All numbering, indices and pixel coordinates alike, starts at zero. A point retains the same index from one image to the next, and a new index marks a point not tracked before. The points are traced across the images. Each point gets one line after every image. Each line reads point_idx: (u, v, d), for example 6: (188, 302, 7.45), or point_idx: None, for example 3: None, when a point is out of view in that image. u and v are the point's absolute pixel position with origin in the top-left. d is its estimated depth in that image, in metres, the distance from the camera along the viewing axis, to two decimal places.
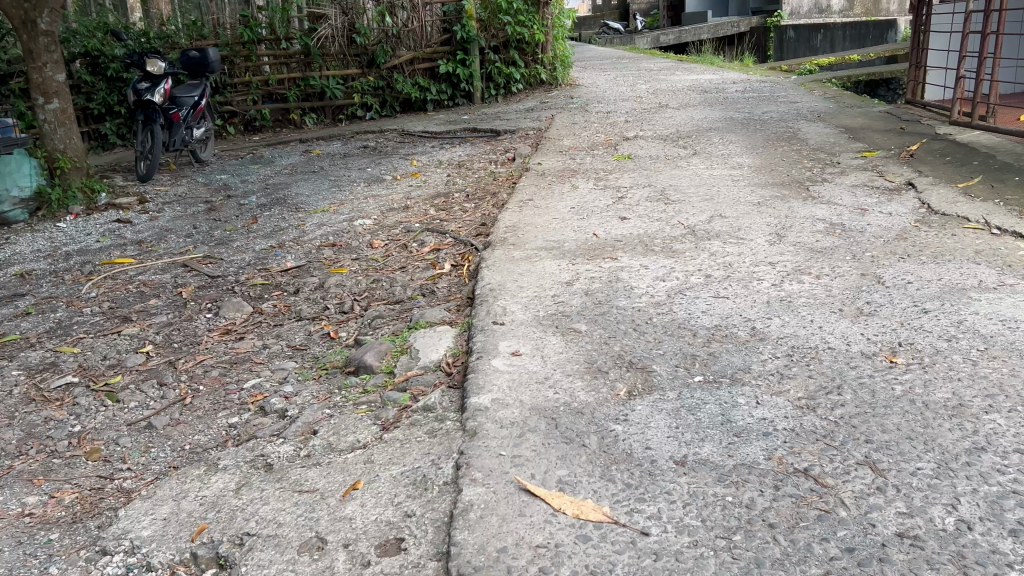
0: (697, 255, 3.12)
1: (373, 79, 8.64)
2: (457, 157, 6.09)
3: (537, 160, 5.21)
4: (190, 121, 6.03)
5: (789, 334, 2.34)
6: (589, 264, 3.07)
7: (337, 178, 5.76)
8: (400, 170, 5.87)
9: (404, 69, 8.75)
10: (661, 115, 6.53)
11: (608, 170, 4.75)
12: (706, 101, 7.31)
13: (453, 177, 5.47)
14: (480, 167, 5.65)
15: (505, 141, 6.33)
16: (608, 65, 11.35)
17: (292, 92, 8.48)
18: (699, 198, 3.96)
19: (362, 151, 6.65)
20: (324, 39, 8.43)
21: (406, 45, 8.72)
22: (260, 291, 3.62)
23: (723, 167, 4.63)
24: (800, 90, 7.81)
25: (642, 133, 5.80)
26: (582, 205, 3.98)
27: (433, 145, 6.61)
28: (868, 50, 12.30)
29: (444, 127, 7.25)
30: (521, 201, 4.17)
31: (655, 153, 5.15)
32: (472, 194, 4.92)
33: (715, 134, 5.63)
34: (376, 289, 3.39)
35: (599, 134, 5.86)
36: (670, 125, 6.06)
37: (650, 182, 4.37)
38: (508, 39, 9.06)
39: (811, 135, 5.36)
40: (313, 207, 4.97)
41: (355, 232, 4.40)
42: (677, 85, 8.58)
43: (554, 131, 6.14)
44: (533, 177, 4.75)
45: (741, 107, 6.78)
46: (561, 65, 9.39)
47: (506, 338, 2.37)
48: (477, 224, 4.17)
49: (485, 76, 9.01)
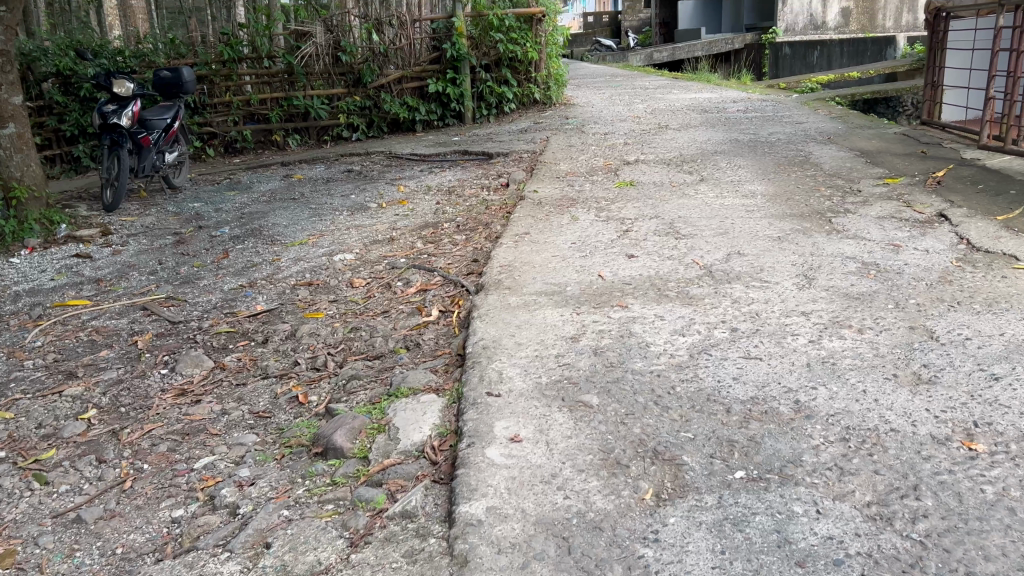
0: (717, 303, 2.75)
1: (359, 99, 8.27)
2: (446, 182, 5.71)
3: (533, 186, 4.85)
4: (161, 145, 5.65)
5: (840, 410, 1.96)
6: (595, 313, 2.69)
7: (318, 206, 5.38)
8: (385, 197, 5.50)
9: (391, 88, 8.38)
10: (661, 137, 6.19)
11: (610, 199, 4.38)
12: (707, 121, 6.96)
13: (442, 205, 5.10)
14: (471, 194, 5.28)
15: (498, 165, 5.96)
16: (601, 83, 11.03)
17: (274, 112, 8.09)
18: (712, 232, 3.59)
19: (346, 175, 6.27)
20: (308, 57, 8.06)
21: (394, 64, 8.36)
22: (225, 341, 3.23)
23: (735, 195, 4.26)
24: (805, 110, 7.47)
25: (643, 156, 5.43)
26: (584, 240, 3.61)
27: (421, 169, 6.24)
28: (868, 67, 12.04)
29: (433, 149, 6.88)
30: (517, 235, 3.79)
31: (659, 179, 4.78)
32: (462, 225, 4.54)
33: (721, 157, 5.26)
34: (353, 339, 2.99)
35: (597, 158, 5.50)
36: (672, 147, 5.70)
37: (656, 213, 4.00)
38: (499, 57, 8.69)
39: (824, 159, 5.00)
40: (290, 240, 4.59)
41: (334, 269, 4.01)
42: (675, 104, 8.24)
43: (550, 154, 5.78)
44: (529, 206, 4.38)
45: (745, 127, 6.42)
46: (555, 83, 9.08)
47: (503, 415, 1.98)
48: (468, 260, 3.80)
49: (476, 95, 8.66)
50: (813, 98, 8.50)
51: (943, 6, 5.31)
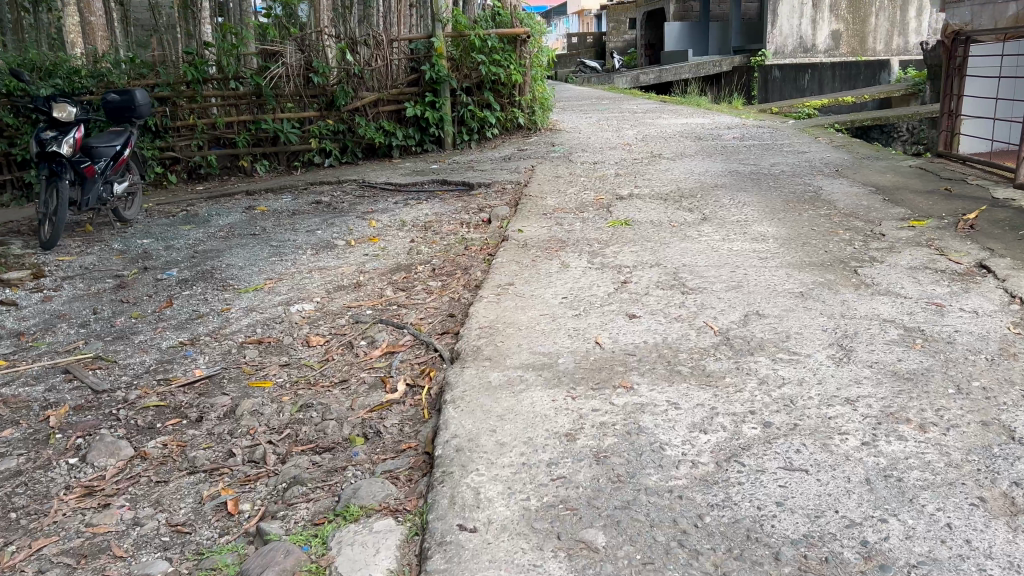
0: (740, 384, 2.28)
1: (333, 123, 7.81)
2: (422, 216, 5.23)
3: (518, 224, 4.37)
4: (108, 175, 5.17)
5: (925, 560, 1.49)
6: (594, 397, 2.21)
7: (280, 243, 4.88)
8: (355, 232, 5.01)
9: (367, 112, 7.91)
10: (655, 167, 5.76)
11: (604, 241, 3.92)
12: (703, 150, 6.54)
13: (416, 244, 4.62)
14: (449, 230, 4.80)
15: (479, 198, 5.49)
16: (588, 107, 10.66)
17: (241, 137, 7.65)
18: (721, 285, 3.14)
19: (314, 207, 5.78)
20: (277, 79, 7.58)
21: (370, 86, 7.86)
22: (153, 419, 2.71)
23: (743, 239, 3.81)
24: (804, 138, 7.07)
25: (638, 190, 4.99)
26: (576, 294, 3.14)
27: (396, 201, 5.76)
28: (861, 92, 11.71)
29: (410, 178, 6.41)
30: (499, 285, 3.31)
31: (657, 217, 4.33)
32: (437, 269, 4.05)
33: (723, 192, 4.83)
34: (302, 423, 2.49)
35: (588, 191, 5.05)
36: (668, 181, 5.27)
37: (657, 259, 3.54)
38: (482, 79, 8.20)
39: (837, 196, 4.58)
40: (245, 284, 4.09)
41: (291, 323, 3.51)
42: (667, 130, 7.83)
43: (535, 187, 5.32)
44: (512, 249, 3.89)
45: (745, 157, 6.01)
46: (540, 107, 8.65)
47: (481, 567, 1.51)
48: (442, 315, 3.31)
49: (456, 119, 8.19)
50: (810, 124, 8.10)
51: (962, 29, 4.89)
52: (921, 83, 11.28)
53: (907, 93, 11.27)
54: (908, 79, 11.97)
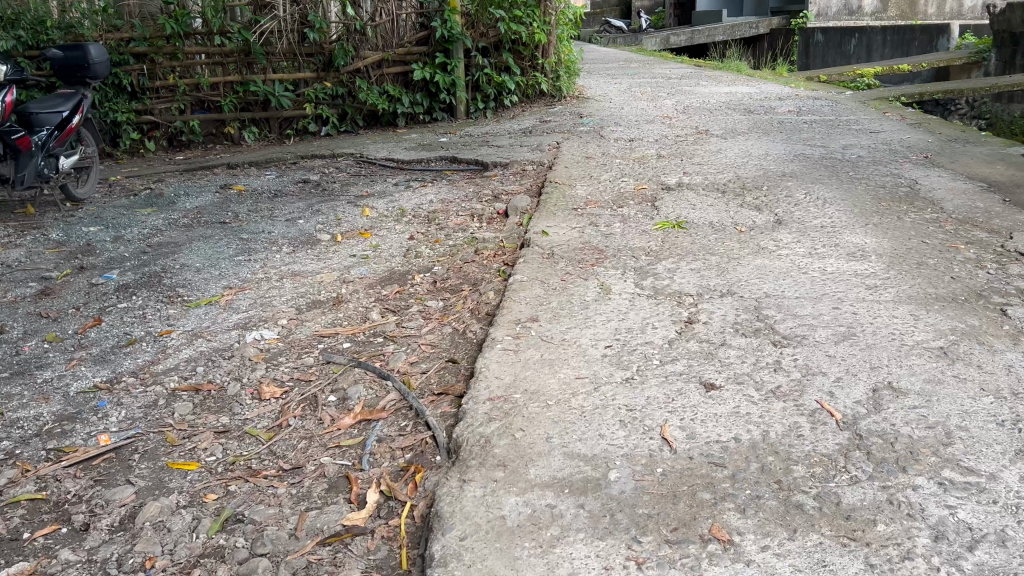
0: (902, 539, 1.44)
1: (331, 86, 6.90)
2: (425, 205, 4.38)
3: (542, 224, 3.49)
4: (53, 148, 4.37)
5: None
6: (674, 565, 1.37)
7: (252, 236, 4.04)
8: (343, 224, 4.16)
9: (369, 74, 6.96)
10: (703, 149, 4.86)
11: (653, 254, 3.03)
12: (757, 126, 5.61)
13: (414, 243, 3.76)
14: (457, 226, 3.95)
15: (493, 185, 4.63)
16: (615, 71, 9.71)
17: (227, 100, 6.81)
18: (827, 336, 2.26)
19: (300, 188, 4.92)
20: (268, 34, 6.70)
21: (373, 44, 6.90)
22: (17, 525, 1.89)
23: (836, 257, 2.92)
24: (871, 114, 6.11)
25: (688, 179, 4.12)
26: (624, 341, 2.27)
27: (396, 183, 4.90)
28: (917, 59, 10.64)
29: (415, 153, 5.54)
30: (519, 319, 2.45)
31: (718, 219, 3.44)
32: (439, 283, 3.20)
33: (794, 184, 3.94)
34: (221, 558, 1.67)
35: (625, 179, 4.21)
36: (723, 167, 4.36)
37: (728, 285, 2.66)
38: (499, 39, 7.10)
39: (939, 192, 3.67)
40: (198, 297, 3.25)
41: (243, 359, 2.67)
42: (709, 100, 6.90)
43: (563, 172, 4.44)
44: (536, 261, 3.02)
45: (810, 138, 5.09)
46: (565, 71, 7.51)
47: None
48: (440, 359, 2.46)
49: (471, 84, 7.17)
50: (871, 96, 7.13)
51: None
52: (985, 50, 10.16)
53: (969, 62, 10.19)
54: (969, 45, 10.83)
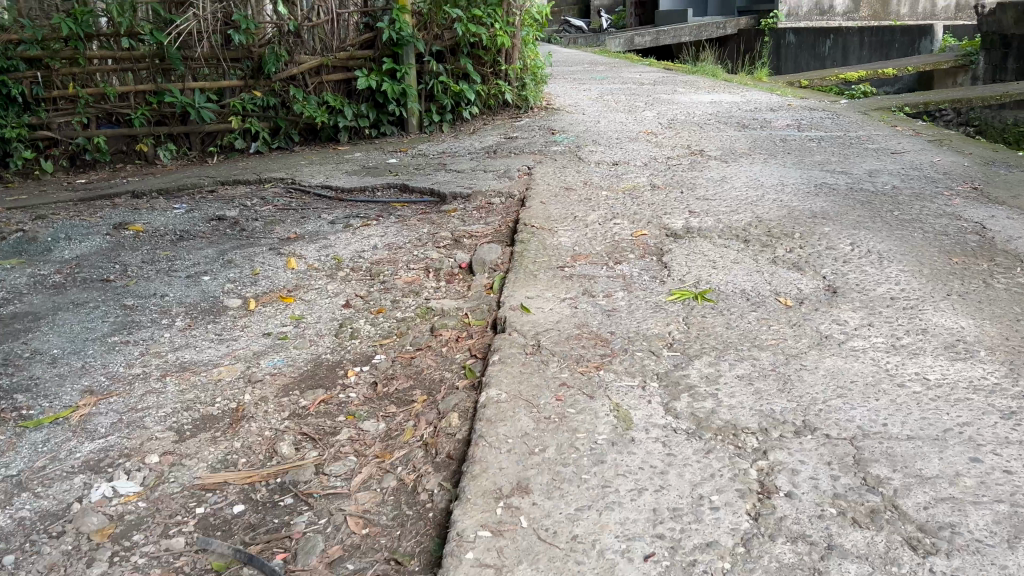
0: None
1: (261, 96, 5.95)
2: (367, 254, 3.50)
3: (518, 293, 2.64)
4: None
5: None
6: None
7: (139, 301, 3.12)
8: (261, 282, 3.27)
9: (306, 82, 6.01)
10: (704, 177, 4.06)
11: (678, 347, 2.20)
12: (760, 144, 4.82)
13: (350, 313, 2.88)
14: (407, 288, 3.08)
15: (453, 227, 3.77)
16: (582, 75, 8.88)
17: (139, 112, 5.82)
18: (988, 527, 1.45)
19: (213, 228, 4.00)
20: (187, 36, 5.72)
21: (310, 48, 5.95)
22: None
23: (932, 353, 2.11)
24: (883, 129, 5.36)
25: (697, 221, 3.31)
26: (672, 545, 1.42)
27: (331, 221, 4.01)
28: (900, 61, 9.99)
29: (357, 181, 4.64)
30: (501, 490, 1.59)
31: (751, 288, 2.61)
32: (381, 386, 2.32)
33: (831, 227, 3.15)
34: None
35: (618, 222, 3.37)
36: (735, 203, 3.55)
37: (801, 413, 1.84)
38: (458, 42, 6.13)
39: (1021, 242, 2.89)
40: (42, 409, 2.33)
41: (78, 538, 1.77)
42: (694, 111, 6.10)
43: (538, 210, 3.59)
44: (518, 362, 2.14)
45: (828, 163, 4.30)
46: (532, 78, 6.58)
47: None
48: (379, 554, 1.59)
49: (424, 94, 6.21)
50: (870, 106, 6.41)
51: None
52: (973, 52, 9.55)
53: (956, 65, 9.57)
54: (954, 47, 10.22)
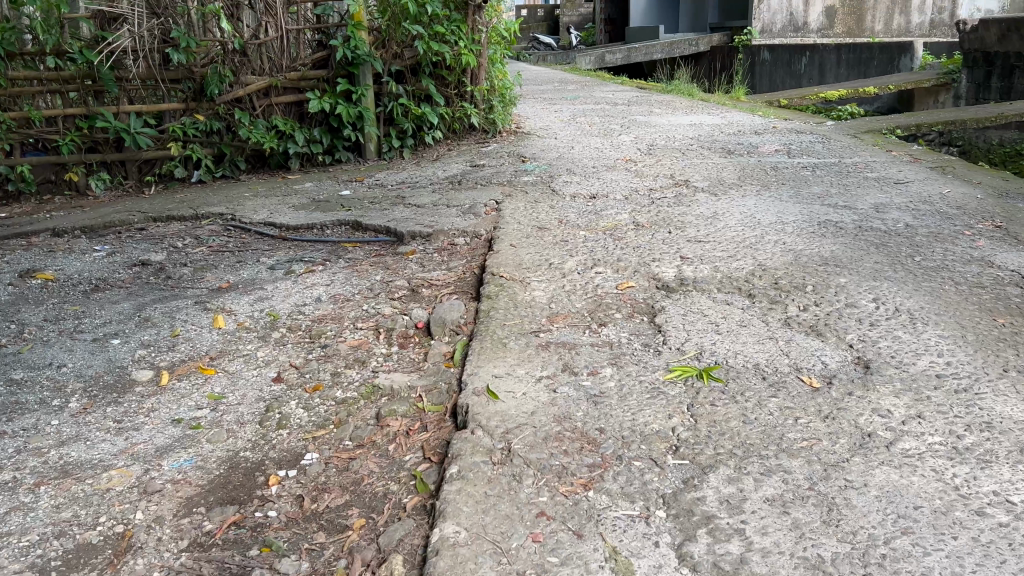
0: None
1: (203, 119, 5.44)
2: (308, 310, 3.01)
3: (482, 369, 2.16)
4: None
5: None
6: None
7: (29, 375, 2.59)
8: (180, 346, 2.76)
9: (253, 104, 5.51)
10: (694, 213, 3.62)
11: (685, 452, 1.74)
12: (750, 174, 4.41)
13: (281, 390, 2.39)
14: (353, 354, 2.59)
15: (410, 275, 3.30)
16: (553, 95, 8.45)
17: (67, 138, 5.28)
18: None
19: (135, 276, 3.48)
20: (121, 55, 5.21)
21: (257, 67, 5.46)
22: None
23: (1007, 462, 1.67)
24: (879, 155, 4.98)
25: (692, 270, 2.87)
26: None
27: (271, 266, 3.51)
28: (879, 80, 9.71)
29: (304, 217, 4.15)
30: None
31: (766, 361, 2.17)
32: (309, 502, 1.83)
33: (847, 279, 2.73)
34: None
35: (600, 270, 2.92)
36: (732, 245, 3.12)
37: (859, 564, 1.38)
38: (419, 61, 5.66)
39: None
40: None
41: None
42: (675, 135, 5.69)
43: (507, 255, 3.13)
44: (481, 478, 1.66)
45: (829, 197, 3.89)
46: (500, 100, 6.12)
47: None
48: None
49: (383, 117, 5.73)
50: (859, 129, 6.05)
51: None
52: (955, 70, 9.30)
53: (938, 84, 9.30)
54: (935, 65, 9.98)
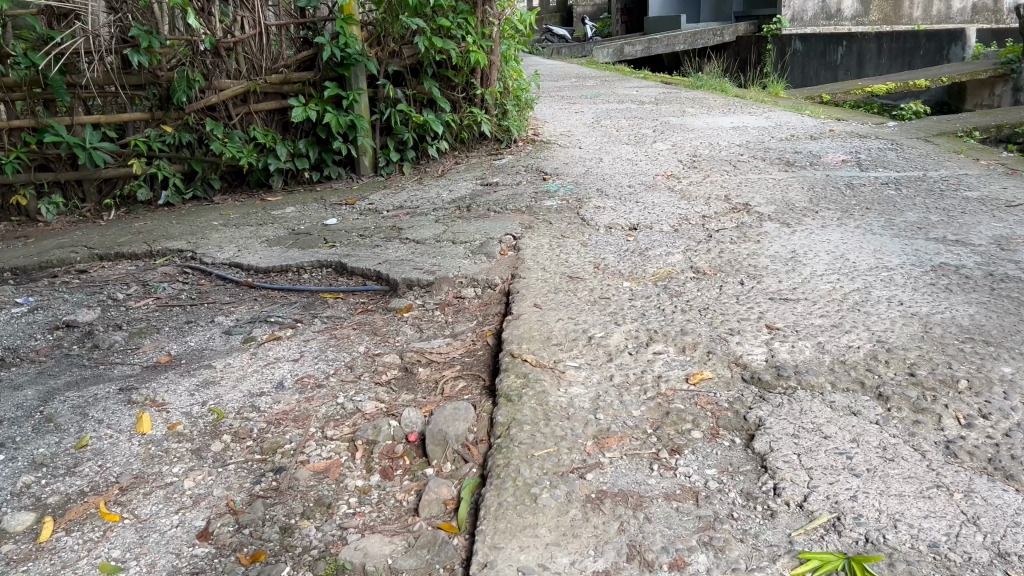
0: None
1: (172, 131, 4.69)
2: (265, 404, 2.24)
3: (503, 552, 1.39)
4: None
5: None
6: None
7: None
8: (81, 467, 2.00)
9: (228, 112, 4.74)
10: (768, 255, 2.84)
11: None
12: (823, 195, 3.62)
13: (206, 558, 1.63)
14: (315, 488, 1.83)
15: (404, 344, 2.52)
16: (572, 94, 7.67)
17: (13, 156, 4.54)
18: None
19: (56, 345, 2.73)
20: (73, 56, 4.44)
21: (233, 70, 4.69)
22: None
23: None
24: (971, 166, 4.17)
25: (786, 350, 2.09)
26: None
27: (229, 331, 2.76)
28: (929, 71, 8.86)
29: (278, 256, 3.38)
30: None
31: (947, 539, 1.38)
32: None
33: (1014, 367, 1.94)
34: None
35: (659, 349, 2.14)
36: (831, 306, 2.37)
37: None
38: (421, 60, 4.87)
39: None
40: None
41: None
42: (719, 142, 4.89)
43: (531, 322, 2.35)
44: None
45: (933, 227, 3.10)
46: (514, 104, 5.31)
47: None
48: None
49: (380, 126, 4.95)
50: (929, 131, 5.24)
51: None
52: (1014, 60, 8.38)
53: (994, 75, 8.39)
54: (992, 54, 9.11)
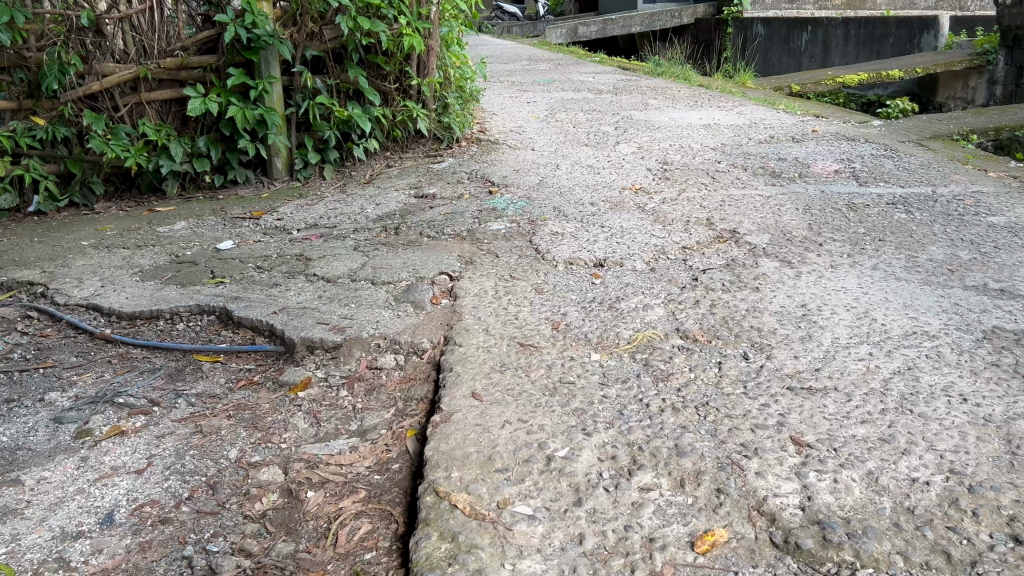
0: None
1: (45, 125, 3.86)
2: (78, 558, 1.54)
3: None
4: None
5: None
6: None
7: None
8: None
9: (111, 102, 3.95)
10: (772, 311, 2.21)
11: None
12: (824, 219, 3.01)
13: None
14: None
15: (291, 448, 1.84)
16: (523, 79, 6.98)
17: None
18: None
19: None
20: None
21: (118, 51, 3.90)
22: None
23: None
24: (981, 180, 3.61)
25: (828, 485, 1.48)
26: None
27: (60, 417, 2.04)
28: (901, 61, 8.37)
29: (147, 296, 2.65)
30: None
31: None
32: None
33: None
34: None
35: (648, 482, 1.50)
36: (873, 403, 1.74)
37: None
38: (345, 44, 4.13)
39: None
40: None
41: None
42: (691, 144, 4.27)
43: (465, 427, 1.69)
44: None
45: (967, 268, 2.51)
46: (455, 97, 4.62)
47: None
48: None
49: (296, 122, 4.22)
50: (922, 132, 4.69)
51: None
52: (990, 50, 7.89)
53: (970, 66, 7.91)
54: (966, 44, 8.63)
